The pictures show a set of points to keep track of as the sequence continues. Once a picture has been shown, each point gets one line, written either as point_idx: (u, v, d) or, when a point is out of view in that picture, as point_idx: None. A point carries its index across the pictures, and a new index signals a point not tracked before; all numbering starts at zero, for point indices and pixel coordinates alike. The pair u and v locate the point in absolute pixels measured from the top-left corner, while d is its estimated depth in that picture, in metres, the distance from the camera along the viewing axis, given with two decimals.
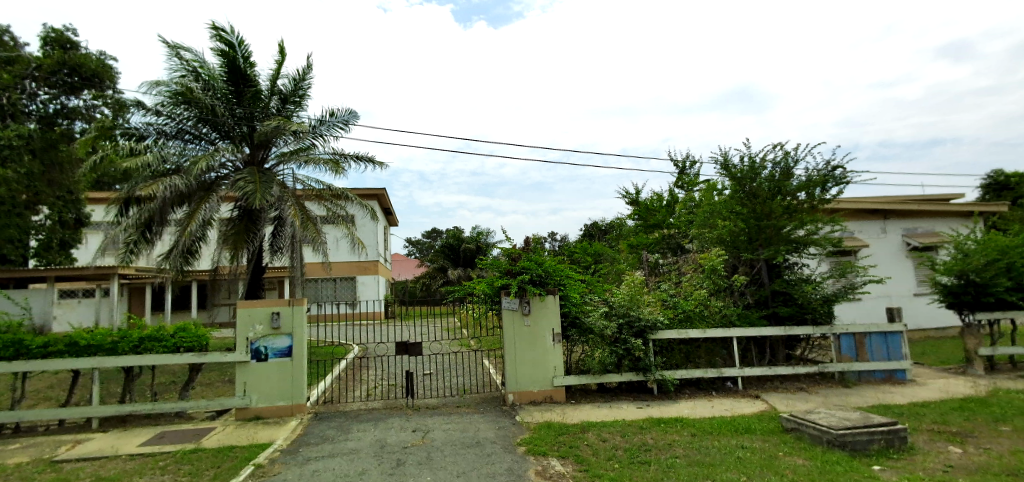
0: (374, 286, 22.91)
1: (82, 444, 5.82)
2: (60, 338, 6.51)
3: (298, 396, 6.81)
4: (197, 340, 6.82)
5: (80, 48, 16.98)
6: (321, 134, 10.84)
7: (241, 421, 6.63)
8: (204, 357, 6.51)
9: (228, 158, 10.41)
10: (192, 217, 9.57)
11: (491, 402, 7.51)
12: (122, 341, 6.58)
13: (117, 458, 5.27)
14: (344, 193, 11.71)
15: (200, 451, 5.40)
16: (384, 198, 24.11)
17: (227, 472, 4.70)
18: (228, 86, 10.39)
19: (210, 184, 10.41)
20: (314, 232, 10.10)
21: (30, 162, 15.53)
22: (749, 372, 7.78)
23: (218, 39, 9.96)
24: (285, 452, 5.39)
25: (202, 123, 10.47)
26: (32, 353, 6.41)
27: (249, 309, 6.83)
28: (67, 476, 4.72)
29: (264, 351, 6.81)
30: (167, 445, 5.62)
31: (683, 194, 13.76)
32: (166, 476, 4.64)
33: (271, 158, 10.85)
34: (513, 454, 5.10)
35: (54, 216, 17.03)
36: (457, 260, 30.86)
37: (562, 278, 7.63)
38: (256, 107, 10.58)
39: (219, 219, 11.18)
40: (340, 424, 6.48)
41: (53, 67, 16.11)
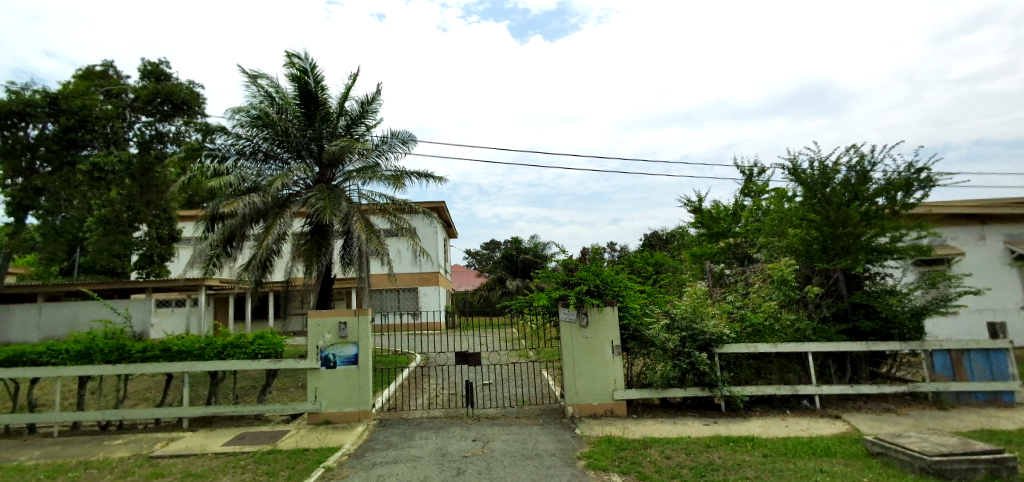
0: (435, 297, 23.46)
1: (174, 441, 6.34)
2: (156, 344, 7.15)
3: (365, 402, 7.08)
4: (273, 347, 7.27)
5: (173, 79, 18.68)
6: (383, 154, 11.44)
7: (312, 425, 6.97)
8: (279, 364, 6.92)
9: (301, 177, 11.20)
10: (269, 232, 10.27)
11: (550, 415, 7.44)
12: (208, 347, 7.13)
13: (203, 456, 5.71)
14: (407, 205, 12.13)
15: (276, 452, 5.73)
16: (444, 211, 24.80)
17: (299, 474, 5.00)
18: (300, 109, 11.06)
19: (285, 201, 11.11)
20: (377, 244, 10.62)
21: (130, 185, 17.43)
22: (827, 391, 7.25)
23: (292, 65, 10.70)
24: (352, 456, 5.62)
25: (276, 143, 11.21)
26: (132, 356, 7.05)
27: (319, 319, 7.19)
28: (164, 471, 5.23)
29: (333, 358, 7.14)
30: (247, 446, 6.01)
31: (750, 201, 13.18)
32: (246, 476, 4.99)
33: (339, 176, 11.55)
34: (573, 468, 5.04)
35: (152, 232, 18.46)
36: (515, 270, 31.02)
37: (620, 289, 7.50)
38: (325, 127, 11.23)
39: (292, 234, 11.87)
40: (404, 431, 6.67)
41: (149, 97, 17.81)
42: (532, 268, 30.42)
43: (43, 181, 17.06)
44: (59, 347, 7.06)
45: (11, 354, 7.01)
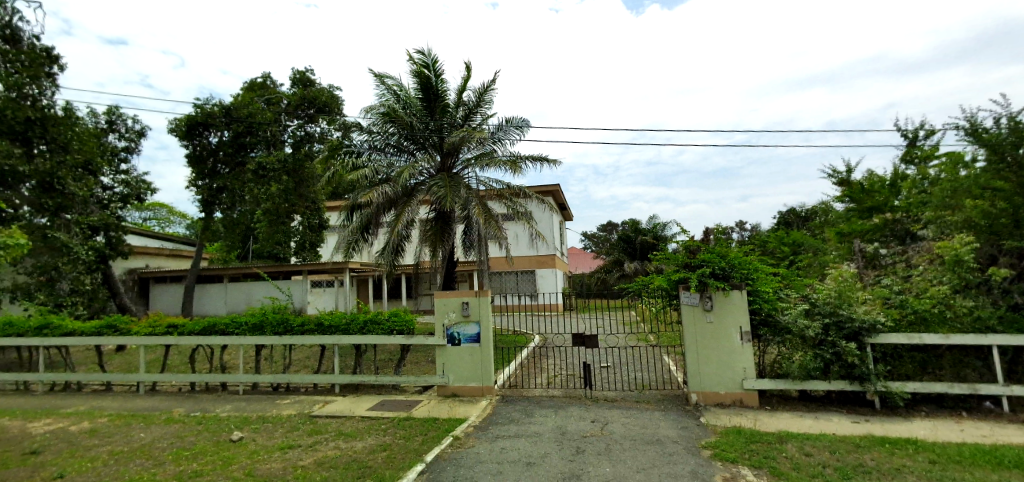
0: (552, 279, 23.79)
1: (329, 404, 7.28)
2: (312, 319, 8.22)
3: (488, 379, 7.47)
4: (406, 324, 7.95)
5: (316, 84, 21.01)
6: (499, 141, 11.82)
7: (442, 397, 7.53)
8: (412, 340, 7.55)
9: (425, 167, 11.96)
10: (399, 219, 11.17)
11: (672, 401, 7.20)
12: (353, 323, 8.01)
13: (352, 418, 6.48)
14: (522, 190, 12.37)
15: (412, 419, 6.31)
16: (559, 193, 24.87)
17: (431, 440, 5.46)
18: (422, 103, 11.86)
19: (412, 190, 11.97)
20: (495, 229, 11.04)
21: (286, 181, 19.75)
22: (1020, 392, 6.06)
23: (414, 62, 11.39)
24: (478, 428, 5.98)
25: (403, 137, 12.02)
26: (294, 330, 8.20)
27: (445, 299, 7.69)
28: (322, 429, 6.04)
29: (458, 336, 7.61)
30: (387, 412, 6.69)
31: (914, 170, 11.31)
32: (387, 438, 5.58)
33: (459, 164, 12.19)
34: (697, 457, 4.85)
35: (305, 222, 20.84)
36: (633, 253, 30.17)
37: (749, 271, 6.95)
38: (445, 119, 11.92)
39: (419, 221, 12.78)
40: (525, 408, 6.92)
41: (299, 101, 20.34)
42: (651, 250, 29.35)
43: (223, 181, 20.28)
44: (240, 319, 8.45)
45: (207, 325, 8.54)
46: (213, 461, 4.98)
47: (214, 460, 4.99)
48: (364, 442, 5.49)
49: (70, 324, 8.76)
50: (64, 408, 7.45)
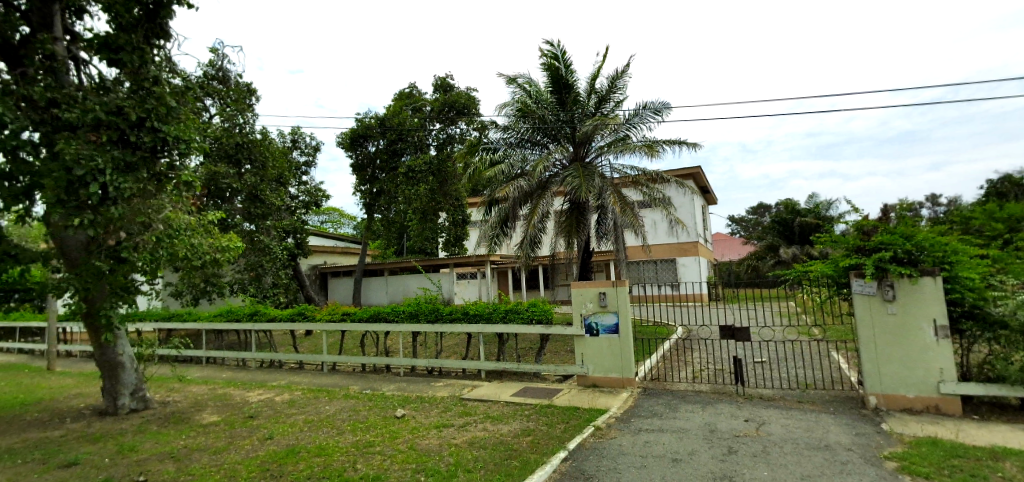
0: (695, 268, 22.46)
1: (477, 388, 7.80)
2: (459, 308, 8.85)
3: (628, 370, 7.33)
4: (544, 313, 8.15)
5: (455, 88, 22.44)
6: (634, 126, 11.60)
7: (582, 386, 7.58)
8: (551, 329, 7.72)
9: (558, 159, 12.09)
10: (534, 212, 11.44)
11: (844, 403, 6.34)
12: (495, 312, 8.46)
13: (498, 403, 6.85)
14: (660, 175, 11.76)
15: (553, 407, 6.47)
16: (701, 176, 23.30)
17: (573, 428, 5.55)
18: (553, 96, 12.00)
19: (546, 182, 12.17)
20: (632, 217, 10.74)
21: (432, 181, 21.46)
22: None
23: (545, 54, 11.56)
24: (619, 420, 5.91)
25: (536, 131, 12.24)
26: (444, 318, 8.92)
27: (581, 289, 7.71)
28: (471, 411, 6.49)
29: (596, 327, 7.58)
30: (529, 398, 6.94)
31: None
32: (531, 424, 5.80)
33: (591, 153, 12.10)
34: (878, 469, 4.21)
35: (450, 218, 22.18)
36: (790, 237, 27.08)
37: (945, 254, 5.80)
38: (576, 109, 11.94)
39: (554, 212, 12.94)
40: (669, 402, 6.66)
41: (441, 107, 21.92)
42: (813, 233, 26.05)
43: (380, 185, 22.62)
44: (399, 308, 9.44)
45: (373, 313, 9.70)
46: (382, 433, 5.66)
47: (383, 433, 5.68)
48: (509, 426, 5.78)
49: (272, 312, 10.61)
50: (271, 381, 9.07)
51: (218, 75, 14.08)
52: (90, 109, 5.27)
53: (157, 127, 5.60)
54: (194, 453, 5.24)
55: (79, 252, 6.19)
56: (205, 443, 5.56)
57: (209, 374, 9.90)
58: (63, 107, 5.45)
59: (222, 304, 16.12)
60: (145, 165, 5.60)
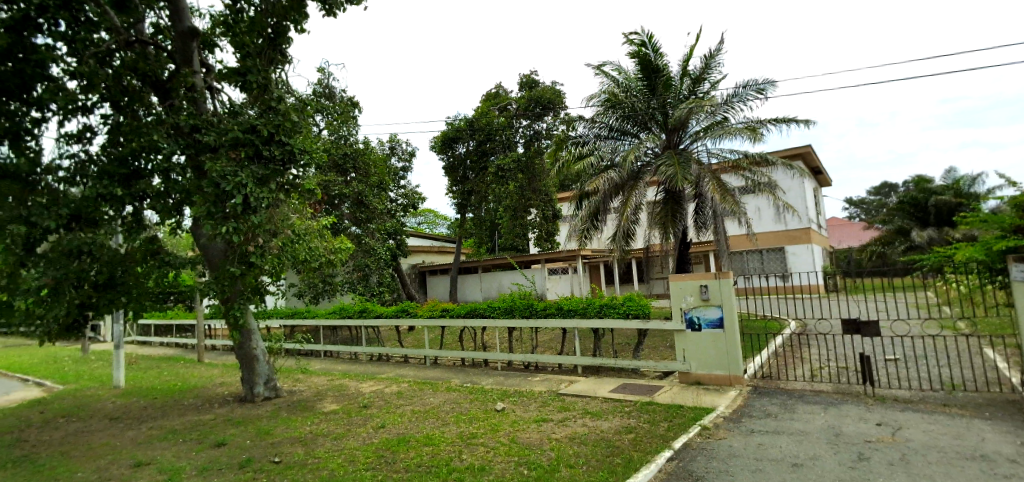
0: (808, 257, 20.66)
1: (574, 383, 7.76)
2: (553, 303, 8.86)
3: (736, 367, 6.88)
4: (641, 308, 7.90)
5: (541, 84, 22.50)
6: (732, 106, 11.08)
7: (685, 384, 7.25)
8: (649, 324, 7.47)
9: (650, 147, 11.67)
10: (627, 203, 11.13)
11: (1004, 409, 5.45)
12: (590, 307, 8.37)
13: (597, 399, 6.76)
14: (764, 158, 10.88)
15: (655, 404, 6.24)
16: (812, 156, 21.27)
17: (677, 427, 5.32)
18: (642, 83, 11.60)
19: (638, 172, 11.79)
20: (733, 204, 10.10)
21: (522, 177, 21.64)
22: None
23: (631, 41, 11.18)
24: (728, 420, 5.57)
25: (625, 120, 11.90)
26: (539, 313, 9.00)
27: (680, 282, 7.38)
28: (570, 406, 6.47)
29: (698, 321, 7.21)
30: (629, 395, 6.77)
31: None
32: (632, 421, 5.66)
33: (686, 139, 11.58)
34: None
35: (540, 214, 21.99)
36: (925, 219, 23.85)
37: None
38: (667, 94, 11.48)
39: (647, 203, 12.51)
40: (784, 402, 6.15)
41: (527, 104, 22.09)
42: (953, 213, 22.72)
43: (471, 185, 23.29)
44: (495, 304, 9.67)
45: (470, 309, 10.02)
46: (483, 425, 5.83)
47: (484, 425, 5.84)
48: (610, 422, 5.68)
49: (379, 309, 11.36)
50: (380, 374, 9.73)
51: (325, 92, 15.16)
52: (230, 129, 5.99)
53: (285, 141, 6.21)
54: (318, 438, 5.75)
55: (220, 258, 7.05)
56: (327, 429, 6.08)
57: (327, 367, 10.84)
58: (203, 131, 6.24)
59: (335, 302, 17.57)
60: (275, 175, 6.18)
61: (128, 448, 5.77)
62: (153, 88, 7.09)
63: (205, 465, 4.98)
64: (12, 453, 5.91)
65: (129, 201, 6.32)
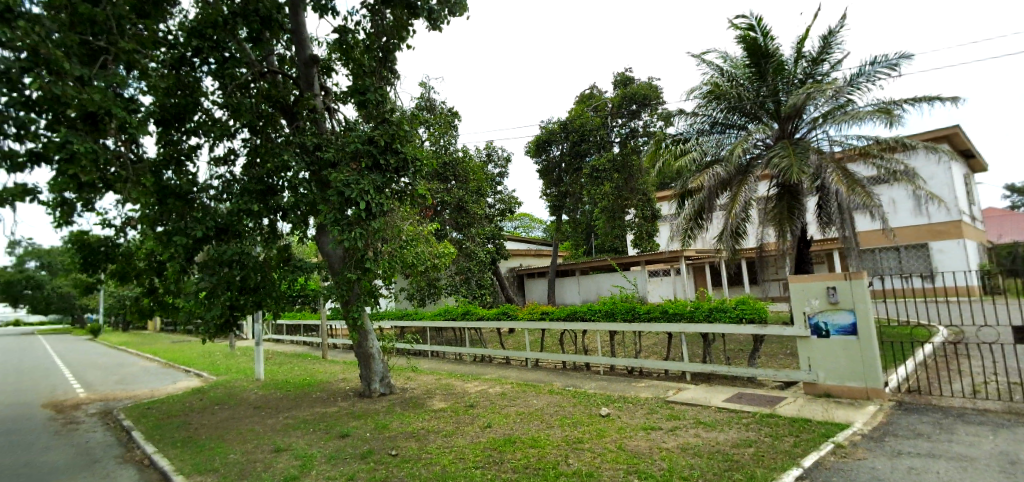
0: (960, 254, 17.93)
1: (683, 391, 7.38)
2: (656, 307, 8.53)
3: (874, 379, 6.11)
4: (756, 312, 7.32)
5: (636, 81, 21.88)
6: (858, 87, 9.95)
7: (811, 396, 6.58)
8: (766, 329, 6.89)
9: (761, 138, 10.85)
10: (736, 200, 10.42)
11: None
12: (697, 311, 7.94)
13: (709, 408, 6.36)
14: (901, 142, 9.58)
15: (777, 417, 5.73)
16: (960, 136, 18.43)
17: (806, 443, 4.83)
18: (750, 70, 10.86)
19: (747, 166, 11.00)
20: (863, 196, 9.06)
21: (619, 177, 20.86)
22: None
23: (737, 27, 10.46)
24: (868, 438, 4.95)
25: (731, 111, 11.15)
26: (642, 317, 8.70)
27: (802, 284, 6.73)
28: (680, 415, 6.15)
29: (825, 327, 6.52)
30: (746, 406, 6.28)
31: None
32: (751, 434, 5.24)
33: (803, 126, 10.64)
34: None
35: (639, 214, 21.18)
36: None
37: None
38: (779, 80, 10.65)
39: (758, 199, 11.61)
40: (938, 420, 5.34)
41: (622, 102, 21.60)
42: None
43: (566, 187, 23.20)
44: (595, 307, 9.53)
45: (570, 312, 9.96)
46: (588, 431, 5.72)
47: (589, 430, 5.73)
48: (726, 434, 5.30)
49: (480, 311, 11.69)
50: (484, 374, 10.00)
51: (427, 105, 15.96)
52: (350, 142, 6.55)
53: (400, 149, 6.68)
54: (430, 434, 6.03)
55: (340, 263, 7.68)
56: (437, 426, 6.35)
57: (434, 366, 11.37)
58: (323, 148, 6.87)
59: (439, 305, 18.41)
60: (389, 182, 6.66)
61: (270, 435, 6.47)
62: (280, 112, 7.97)
63: (333, 454, 5.43)
64: (183, 433, 6.89)
65: (266, 213, 7.13)
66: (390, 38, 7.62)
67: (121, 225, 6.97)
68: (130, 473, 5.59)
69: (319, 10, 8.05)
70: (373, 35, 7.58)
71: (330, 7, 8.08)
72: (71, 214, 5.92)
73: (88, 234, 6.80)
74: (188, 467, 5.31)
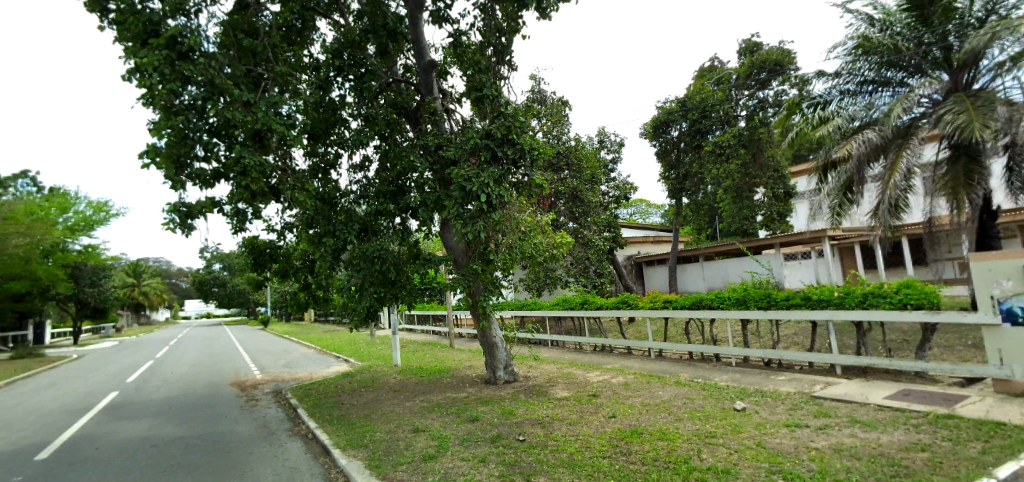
0: None
1: (832, 385, 6.62)
2: (797, 293, 7.73)
3: None
4: (926, 297, 6.26)
5: (764, 46, 19.95)
6: None
7: (1004, 395, 5.49)
8: (940, 318, 5.88)
9: (926, 94, 9.28)
10: (894, 168, 9.02)
11: None
12: (848, 297, 7.05)
13: (867, 406, 5.61)
14: None
15: (958, 419, 4.88)
16: None
17: (1001, 451, 4.05)
18: (910, 15, 9.49)
19: (908, 129, 9.48)
20: None
21: (746, 153, 19.33)
22: None
23: None
24: None
25: (886, 66, 9.77)
26: (780, 304, 7.96)
27: (987, 263, 5.66)
28: (830, 412, 5.51)
29: (1022, 313, 5.39)
30: (916, 404, 5.43)
31: None
32: (924, 437, 4.53)
33: (981, 76, 9.04)
34: None
35: (769, 192, 19.97)
36: None
37: None
38: (949, 22, 9.15)
39: (924, 166, 9.92)
40: None
41: (748, 71, 19.81)
42: None
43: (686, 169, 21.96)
44: (724, 295, 8.93)
45: (696, 300, 9.44)
46: (722, 425, 5.38)
47: (724, 425, 5.38)
48: (891, 436, 4.64)
49: (599, 300, 11.56)
50: (606, 364, 9.88)
51: (537, 97, 16.04)
52: (469, 139, 6.85)
53: (515, 142, 6.83)
54: (555, 422, 6.11)
55: (464, 257, 8.08)
56: (561, 414, 6.41)
57: (555, 355, 11.51)
58: (444, 148, 7.27)
59: (558, 294, 18.59)
60: (506, 175, 6.86)
61: (409, 416, 7.05)
62: (405, 118, 8.59)
63: (465, 437, 5.75)
64: (338, 412, 7.79)
65: (397, 213, 7.76)
66: (504, 34, 7.89)
67: (281, 229, 8.05)
68: (299, 445, 6.46)
69: (437, 19, 8.53)
70: (487, 35, 7.90)
71: (446, 15, 8.50)
72: (243, 222, 6.95)
73: (257, 239, 7.98)
74: (343, 442, 5.98)
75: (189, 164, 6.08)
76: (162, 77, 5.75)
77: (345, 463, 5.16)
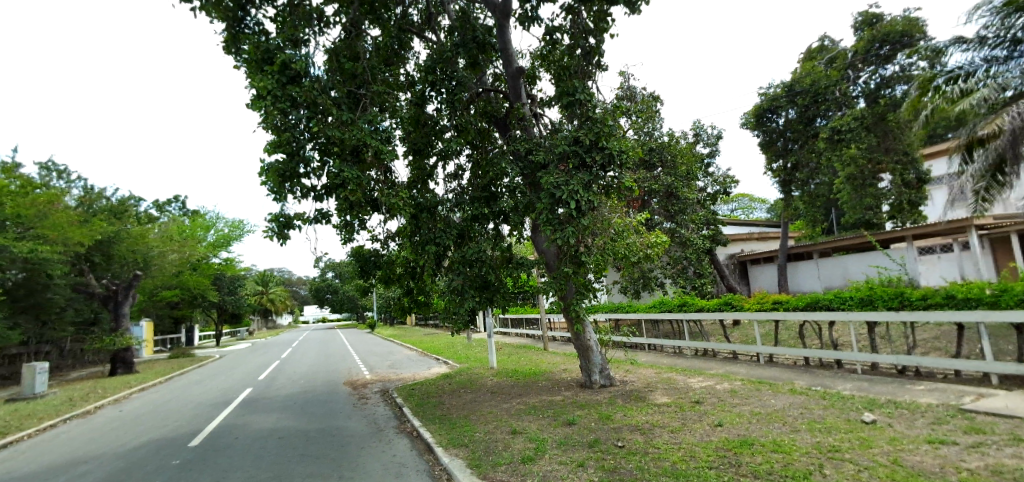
0: None
1: (987, 398, 5.69)
2: (936, 291, 6.78)
3: None
4: None
5: (886, 16, 17.78)
6: None
7: None
8: None
9: None
10: None
11: None
12: (1004, 296, 6.01)
13: None
14: None
15: None
16: None
17: None
18: None
19: None
20: None
21: (868, 136, 17.37)
22: None
23: None
24: None
25: None
26: (914, 304, 7.03)
27: None
28: (985, 428, 4.75)
29: None
30: None
31: None
32: None
33: None
34: None
35: (898, 179, 17.74)
36: None
37: None
38: None
39: None
40: None
41: (868, 46, 17.84)
42: None
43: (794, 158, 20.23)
44: (845, 294, 8.10)
45: (812, 301, 8.65)
46: (849, 439, 4.85)
47: (850, 438, 4.85)
48: None
49: (700, 301, 11.00)
50: (709, 369, 9.35)
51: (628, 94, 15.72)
52: (558, 144, 6.85)
53: (605, 145, 6.73)
54: (656, 428, 5.89)
55: (556, 260, 8.09)
56: (662, 421, 6.16)
57: (653, 359, 11.13)
58: (534, 153, 7.34)
59: (655, 295, 18.01)
60: (596, 178, 6.77)
61: (506, 418, 7.18)
62: (495, 126, 8.86)
63: (562, 440, 5.73)
64: (439, 412, 8.14)
65: (490, 218, 7.97)
66: (595, 35, 7.86)
67: (384, 239, 8.62)
68: (405, 442, 6.84)
69: (526, 27, 8.69)
70: (575, 38, 7.87)
71: (533, 19, 8.60)
72: (351, 232, 7.53)
73: (363, 248, 8.66)
74: (445, 441, 6.23)
75: (295, 179, 6.73)
76: (275, 99, 6.41)
77: (448, 461, 5.37)
